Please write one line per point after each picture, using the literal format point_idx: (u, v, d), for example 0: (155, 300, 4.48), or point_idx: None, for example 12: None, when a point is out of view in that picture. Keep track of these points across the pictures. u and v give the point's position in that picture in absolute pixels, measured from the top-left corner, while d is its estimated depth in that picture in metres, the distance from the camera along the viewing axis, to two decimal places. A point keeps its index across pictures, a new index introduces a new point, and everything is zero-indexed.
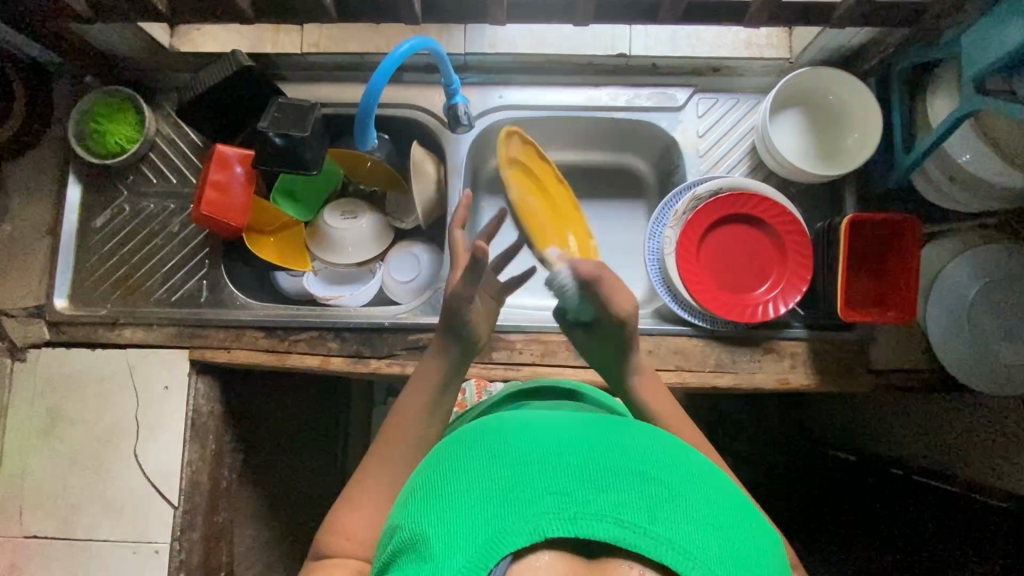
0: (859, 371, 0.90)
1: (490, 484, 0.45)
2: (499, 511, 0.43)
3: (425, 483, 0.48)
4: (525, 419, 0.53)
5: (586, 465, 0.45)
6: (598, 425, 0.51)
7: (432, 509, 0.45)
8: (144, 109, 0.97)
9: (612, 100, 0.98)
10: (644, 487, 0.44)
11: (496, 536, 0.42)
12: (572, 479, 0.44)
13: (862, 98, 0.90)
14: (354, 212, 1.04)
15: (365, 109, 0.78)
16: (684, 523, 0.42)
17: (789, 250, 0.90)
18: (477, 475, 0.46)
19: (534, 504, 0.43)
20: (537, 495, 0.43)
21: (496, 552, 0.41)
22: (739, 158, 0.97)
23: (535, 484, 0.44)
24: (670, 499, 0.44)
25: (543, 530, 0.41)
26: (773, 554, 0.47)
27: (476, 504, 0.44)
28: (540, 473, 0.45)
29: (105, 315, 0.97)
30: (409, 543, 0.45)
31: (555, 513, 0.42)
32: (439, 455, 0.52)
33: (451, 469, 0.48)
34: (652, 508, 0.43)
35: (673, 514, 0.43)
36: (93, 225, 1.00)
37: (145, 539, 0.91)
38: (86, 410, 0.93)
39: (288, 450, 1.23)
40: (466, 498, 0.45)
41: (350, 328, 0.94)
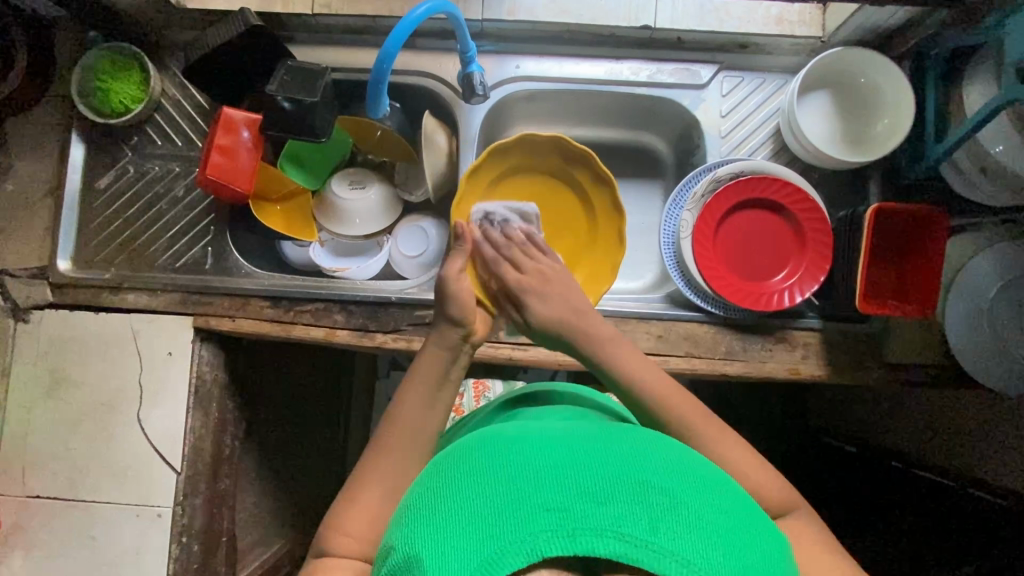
0: (872, 365, 0.89)
1: (486, 503, 0.44)
2: (496, 532, 0.42)
3: (420, 504, 0.47)
4: (520, 432, 0.52)
5: (584, 480, 0.44)
6: (597, 437, 0.50)
7: (429, 529, 0.44)
8: (149, 68, 0.94)
9: (633, 74, 0.95)
10: (645, 500, 0.43)
11: (493, 557, 0.40)
12: (569, 495, 0.43)
13: (896, 82, 0.86)
14: (362, 182, 1.02)
15: (378, 73, 0.74)
16: (686, 534, 0.41)
17: (809, 239, 0.87)
18: (472, 494, 0.45)
19: (531, 522, 0.41)
20: (534, 511, 0.42)
21: (494, 572, 0.40)
22: (762, 141, 0.94)
23: (533, 500, 0.43)
24: (670, 509, 0.43)
25: (540, 550, 0.40)
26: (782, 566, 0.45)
27: (470, 523, 0.43)
28: (537, 489, 0.44)
29: (109, 279, 0.95)
30: (405, 566, 0.44)
31: (553, 530, 0.41)
32: (435, 474, 0.51)
33: (448, 488, 0.47)
34: (653, 520, 0.41)
35: (674, 525, 0.41)
36: (96, 186, 0.98)
37: (148, 502, 0.91)
38: (91, 373, 0.93)
39: (290, 418, 1.23)
40: (463, 518, 0.43)
41: (357, 301, 0.92)
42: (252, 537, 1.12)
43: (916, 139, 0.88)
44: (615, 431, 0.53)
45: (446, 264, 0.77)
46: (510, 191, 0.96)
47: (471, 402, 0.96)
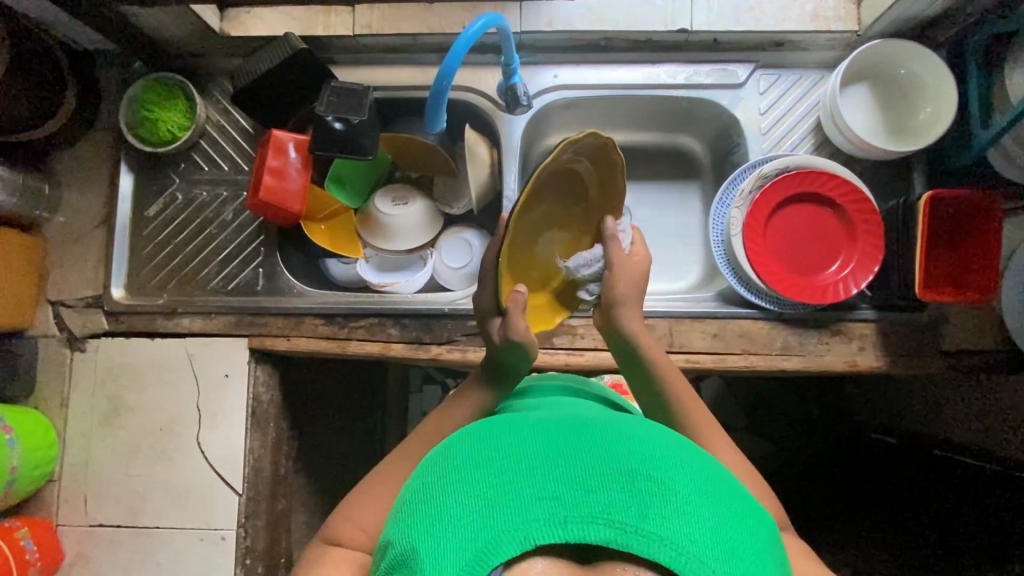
0: (930, 353, 0.89)
1: (478, 493, 0.45)
2: (488, 522, 0.43)
3: (415, 497, 0.48)
4: (509, 422, 0.54)
5: (574, 468, 0.45)
6: (587, 426, 0.52)
7: (424, 524, 0.45)
8: (194, 96, 0.96)
9: (671, 78, 0.96)
10: (634, 486, 0.44)
11: (487, 546, 0.41)
12: (560, 482, 0.44)
13: (936, 71, 0.87)
14: (405, 197, 1.03)
15: (437, 90, 0.74)
16: (678, 519, 0.42)
17: (859, 228, 0.88)
18: (466, 485, 0.46)
19: (523, 510, 0.43)
20: (525, 500, 0.43)
21: (487, 562, 0.41)
22: (802, 136, 0.95)
23: (524, 489, 0.44)
24: (659, 495, 0.43)
25: (533, 538, 0.41)
26: (772, 552, 0.46)
27: (464, 513, 0.44)
28: (527, 478, 0.45)
29: (162, 305, 0.96)
30: (402, 559, 0.45)
31: (546, 518, 0.42)
32: (428, 466, 0.52)
33: (442, 480, 0.48)
34: (643, 507, 0.42)
35: (666, 509, 0.42)
36: (146, 214, 0.99)
37: (212, 525, 0.91)
38: (149, 398, 0.94)
39: (335, 435, 1.24)
40: (455, 510, 0.44)
41: (411, 314, 0.93)
42: None
43: (960, 126, 0.88)
44: (604, 420, 0.54)
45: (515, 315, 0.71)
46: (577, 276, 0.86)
47: None
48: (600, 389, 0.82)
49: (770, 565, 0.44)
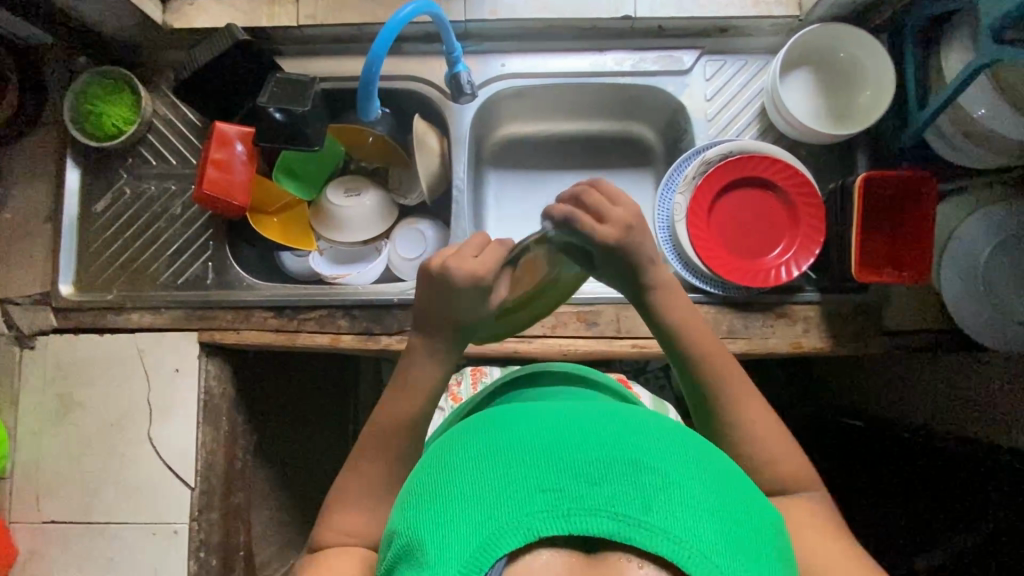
0: (874, 333, 0.90)
1: (483, 484, 0.46)
2: (493, 513, 0.44)
3: (420, 487, 0.49)
4: (514, 411, 0.54)
5: (579, 460, 0.46)
6: (591, 414, 0.52)
7: (426, 516, 0.46)
8: (139, 89, 0.96)
9: (618, 65, 0.97)
10: (638, 478, 0.44)
11: (490, 538, 0.43)
12: (565, 475, 0.45)
13: (875, 55, 0.88)
14: (358, 188, 1.03)
15: (367, 79, 0.74)
16: (683, 514, 0.43)
17: (801, 212, 0.89)
18: (468, 477, 0.47)
19: (527, 503, 0.44)
20: (529, 493, 0.44)
21: (490, 554, 0.42)
22: (748, 121, 0.96)
23: (528, 481, 0.45)
24: (663, 488, 0.44)
25: (536, 531, 0.42)
26: (772, 542, 0.47)
27: (467, 505, 0.45)
28: (531, 470, 0.45)
29: (111, 300, 0.96)
30: (406, 548, 0.46)
31: (549, 511, 0.43)
32: (432, 455, 0.52)
33: (445, 471, 0.48)
34: (647, 500, 0.43)
35: (670, 504, 0.43)
36: (94, 210, 0.98)
37: (164, 520, 0.91)
38: (99, 394, 0.93)
39: (296, 429, 1.24)
40: (458, 503, 0.45)
41: (360, 305, 0.93)
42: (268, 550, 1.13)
43: (898, 109, 0.89)
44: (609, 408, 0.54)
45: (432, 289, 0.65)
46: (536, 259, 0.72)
47: (469, 388, 0.97)
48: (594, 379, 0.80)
49: (768, 554, 0.45)
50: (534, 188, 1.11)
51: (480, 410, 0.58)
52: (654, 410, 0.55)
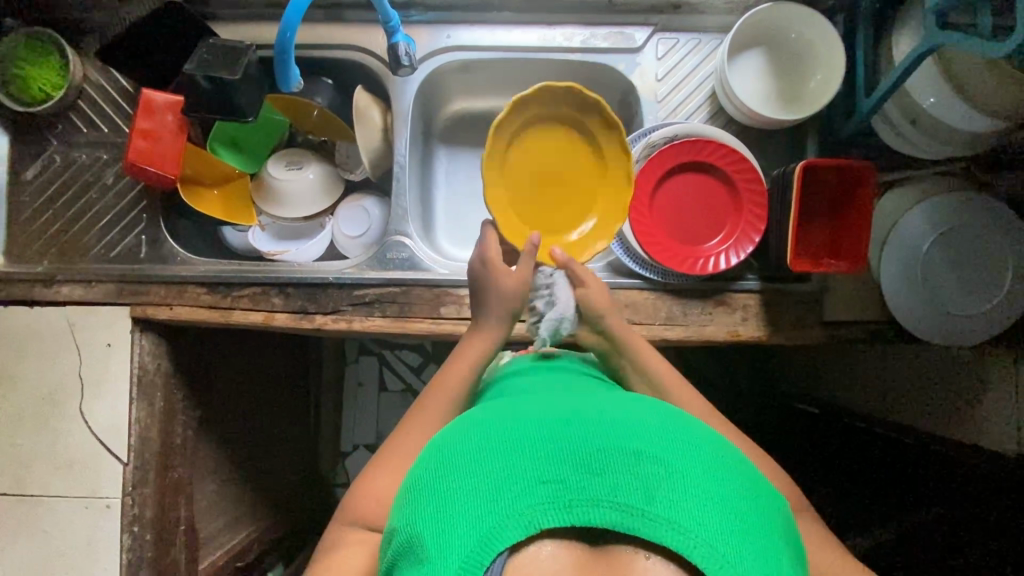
0: (812, 323, 0.89)
1: (487, 479, 0.50)
2: (496, 507, 0.48)
3: (423, 480, 0.53)
4: (515, 410, 0.58)
5: (577, 455, 0.50)
6: (591, 409, 0.57)
7: (432, 513, 0.50)
8: (68, 53, 0.92)
9: (567, 40, 0.94)
10: (639, 470, 0.49)
11: (494, 531, 0.47)
12: (565, 468, 0.49)
13: (826, 37, 0.85)
14: (299, 161, 1.01)
15: (281, 45, 0.71)
16: (683, 503, 0.48)
17: (744, 198, 0.87)
18: (472, 471, 0.51)
19: (529, 496, 0.48)
20: (531, 485, 0.49)
21: (496, 544, 0.47)
22: (698, 104, 0.93)
23: (529, 474, 0.49)
24: (664, 478, 0.49)
25: (539, 523, 0.47)
26: (772, 526, 0.51)
27: (474, 498, 0.49)
28: (532, 464, 0.50)
29: (40, 272, 0.93)
30: (411, 541, 0.51)
31: (552, 503, 0.48)
32: (435, 450, 0.56)
33: (449, 466, 0.52)
34: (650, 492, 0.48)
35: (670, 493, 0.48)
36: (23, 178, 0.95)
37: (96, 494, 0.91)
38: (28, 367, 0.92)
39: (246, 405, 1.24)
40: (464, 498, 0.49)
41: (295, 283, 0.91)
42: (215, 524, 1.14)
43: (848, 95, 0.87)
44: (607, 403, 0.58)
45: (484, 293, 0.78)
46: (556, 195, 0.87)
47: None
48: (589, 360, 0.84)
49: (767, 534, 0.50)
50: None
51: (476, 406, 0.62)
52: (650, 401, 0.60)
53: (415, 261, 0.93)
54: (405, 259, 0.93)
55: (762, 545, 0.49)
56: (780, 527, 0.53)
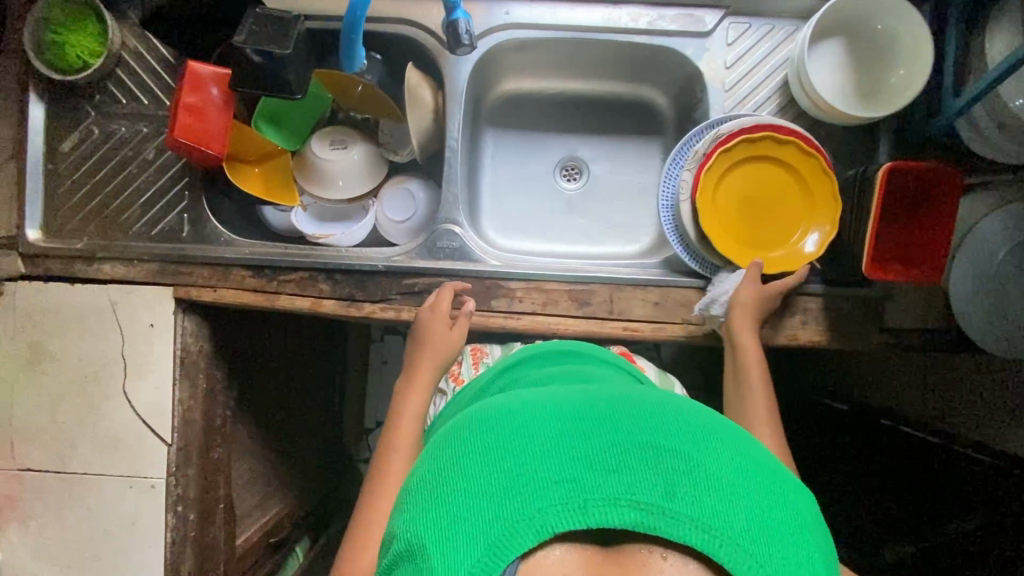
0: (873, 330, 0.87)
1: (494, 481, 0.48)
2: (505, 511, 0.46)
3: (429, 486, 0.51)
4: (521, 404, 0.56)
5: (590, 453, 0.49)
6: (600, 403, 0.54)
7: (438, 519, 0.48)
8: (106, 17, 0.87)
9: (633, 21, 0.88)
10: (655, 468, 0.47)
11: (506, 536, 0.45)
12: (578, 468, 0.48)
13: (914, 29, 0.79)
14: (344, 141, 0.97)
15: (351, 22, 0.69)
16: (705, 498, 0.46)
17: (813, 188, 0.84)
18: (479, 473, 0.49)
19: (541, 497, 0.46)
20: (542, 486, 0.47)
21: (507, 549, 0.45)
22: (768, 95, 0.88)
23: (540, 475, 0.47)
24: (682, 474, 0.47)
25: (551, 526, 0.45)
26: (801, 515, 0.49)
27: (481, 502, 0.47)
28: (542, 464, 0.48)
29: (81, 249, 0.91)
30: (415, 548, 0.48)
31: (564, 505, 0.46)
32: (439, 455, 0.54)
33: (456, 468, 0.51)
34: (667, 488, 0.46)
35: (690, 489, 0.46)
36: (60, 150, 0.92)
37: (141, 474, 0.91)
38: (70, 346, 0.90)
39: (277, 384, 1.23)
40: (471, 501, 0.48)
41: (343, 270, 0.89)
42: (249, 502, 1.14)
43: (932, 92, 0.82)
44: (617, 396, 0.56)
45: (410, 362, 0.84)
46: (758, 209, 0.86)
47: (471, 370, 0.88)
48: (605, 354, 0.80)
49: (795, 523, 0.48)
50: (532, 152, 1.06)
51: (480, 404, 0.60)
52: (661, 392, 0.58)
53: (466, 251, 0.90)
54: (456, 249, 0.90)
55: (791, 541, 0.46)
56: (811, 515, 0.51)
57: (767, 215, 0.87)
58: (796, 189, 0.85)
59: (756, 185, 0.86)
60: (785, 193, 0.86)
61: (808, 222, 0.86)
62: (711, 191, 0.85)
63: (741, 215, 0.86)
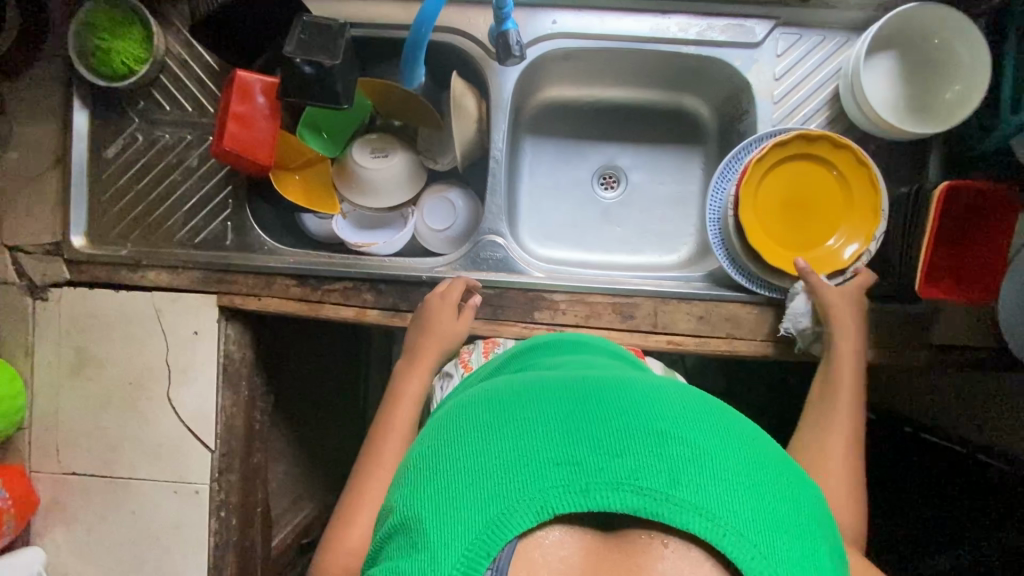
0: (920, 346, 0.86)
1: (485, 457, 0.42)
2: (494, 490, 0.40)
3: (418, 462, 0.45)
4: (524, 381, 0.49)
5: (595, 430, 0.42)
6: (611, 381, 0.47)
7: (423, 494, 0.42)
8: (151, 24, 0.87)
9: (681, 31, 0.87)
10: (668, 451, 0.40)
11: (494, 516, 0.39)
12: (580, 447, 0.41)
13: (972, 44, 0.78)
14: (385, 150, 0.97)
15: (416, 36, 0.71)
16: (713, 487, 0.39)
17: (854, 197, 0.84)
18: (469, 448, 0.43)
19: (536, 476, 0.40)
20: (537, 465, 0.40)
21: (493, 533, 0.38)
22: (817, 107, 0.87)
23: (537, 453, 0.41)
24: (697, 460, 0.40)
25: (551, 507, 0.39)
26: (821, 518, 0.42)
27: (469, 479, 0.41)
28: (540, 441, 0.42)
29: (126, 256, 0.91)
30: (398, 527, 0.43)
31: (564, 485, 0.39)
32: (432, 431, 0.48)
33: (446, 443, 0.44)
34: (678, 473, 0.39)
35: (699, 476, 0.39)
36: (104, 157, 0.92)
37: (185, 479, 0.91)
38: (115, 352, 0.91)
39: (309, 387, 1.23)
40: (458, 477, 0.41)
41: (387, 280, 0.89)
42: (283, 504, 1.16)
43: (988, 107, 0.81)
44: (630, 376, 0.49)
45: (411, 345, 0.83)
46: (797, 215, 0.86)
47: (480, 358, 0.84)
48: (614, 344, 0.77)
49: (820, 523, 0.41)
50: (570, 160, 1.05)
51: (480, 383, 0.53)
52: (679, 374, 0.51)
53: (509, 262, 0.90)
54: (500, 260, 0.90)
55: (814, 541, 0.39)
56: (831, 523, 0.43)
57: (807, 222, 0.86)
58: (838, 194, 0.85)
59: (796, 192, 0.86)
60: (825, 202, 0.86)
61: (847, 232, 0.85)
62: (753, 194, 0.84)
63: (780, 221, 0.86)
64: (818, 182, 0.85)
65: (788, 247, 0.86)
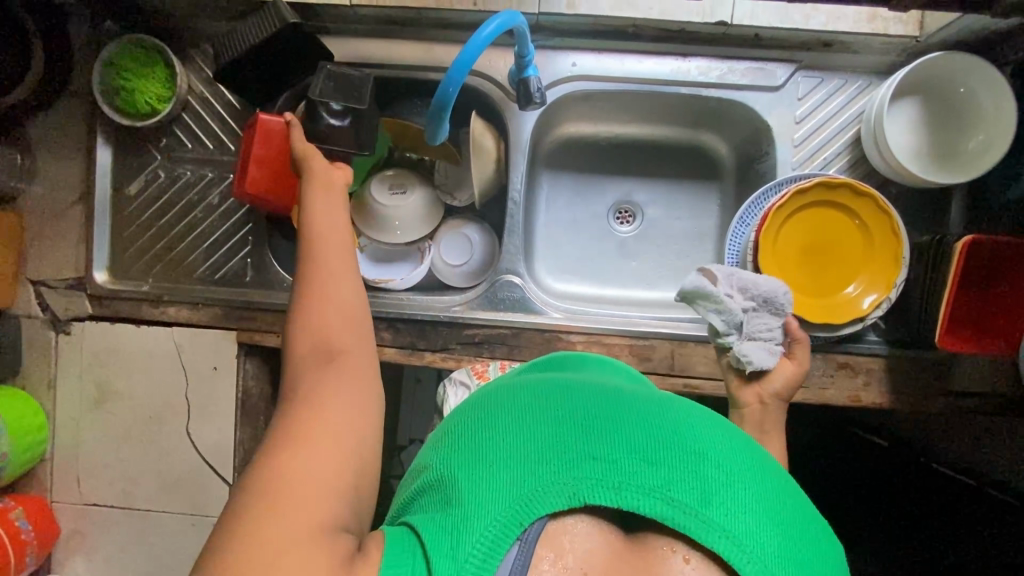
0: (939, 393, 0.85)
1: (527, 442, 0.42)
2: (534, 472, 0.40)
3: (458, 431, 0.46)
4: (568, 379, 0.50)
5: (635, 437, 0.43)
6: (650, 397, 0.48)
7: (463, 460, 0.43)
8: (175, 64, 0.87)
9: (702, 74, 0.87)
10: (703, 469, 0.41)
11: (531, 497, 0.39)
12: (620, 449, 0.42)
13: (997, 95, 0.78)
14: (404, 186, 0.97)
15: (442, 98, 0.71)
16: (743, 515, 0.40)
17: (875, 244, 0.84)
18: (514, 429, 0.43)
19: (575, 467, 0.41)
20: (577, 457, 0.41)
21: (525, 514, 0.39)
22: (838, 151, 0.87)
23: (579, 446, 0.42)
24: (727, 485, 0.41)
25: (583, 497, 0.40)
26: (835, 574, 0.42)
27: (512, 457, 0.42)
28: (581, 437, 0.42)
29: (148, 292, 0.93)
30: (431, 486, 0.43)
31: (599, 480, 0.40)
32: (473, 404, 0.49)
33: (489, 420, 0.45)
34: (709, 493, 0.40)
35: (732, 500, 0.40)
36: (127, 193, 0.93)
37: (203, 512, 0.92)
38: (136, 386, 0.92)
39: None
40: (500, 453, 0.42)
41: (405, 319, 0.89)
42: None
43: (1011, 156, 0.80)
44: (668, 395, 0.50)
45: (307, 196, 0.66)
46: (817, 262, 0.86)
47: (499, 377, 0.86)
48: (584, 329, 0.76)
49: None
50: (587, 194, 1.05)
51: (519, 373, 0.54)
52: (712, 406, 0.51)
53: (526, 302, 0.91)
54: (516, 299, 0.90)
55: None
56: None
57: (827, 269, 0.86)
58: (859, 241, 0.85)
59: (815, 237, 0.86)
60: (844, 248, 0.85)
61: (867, 281, 0.85)
62: (772, 240, 0.84)
63: (800, 265, 0.86)
64: (840, 227, 0.85)
65: (809, 292, 0.86)
